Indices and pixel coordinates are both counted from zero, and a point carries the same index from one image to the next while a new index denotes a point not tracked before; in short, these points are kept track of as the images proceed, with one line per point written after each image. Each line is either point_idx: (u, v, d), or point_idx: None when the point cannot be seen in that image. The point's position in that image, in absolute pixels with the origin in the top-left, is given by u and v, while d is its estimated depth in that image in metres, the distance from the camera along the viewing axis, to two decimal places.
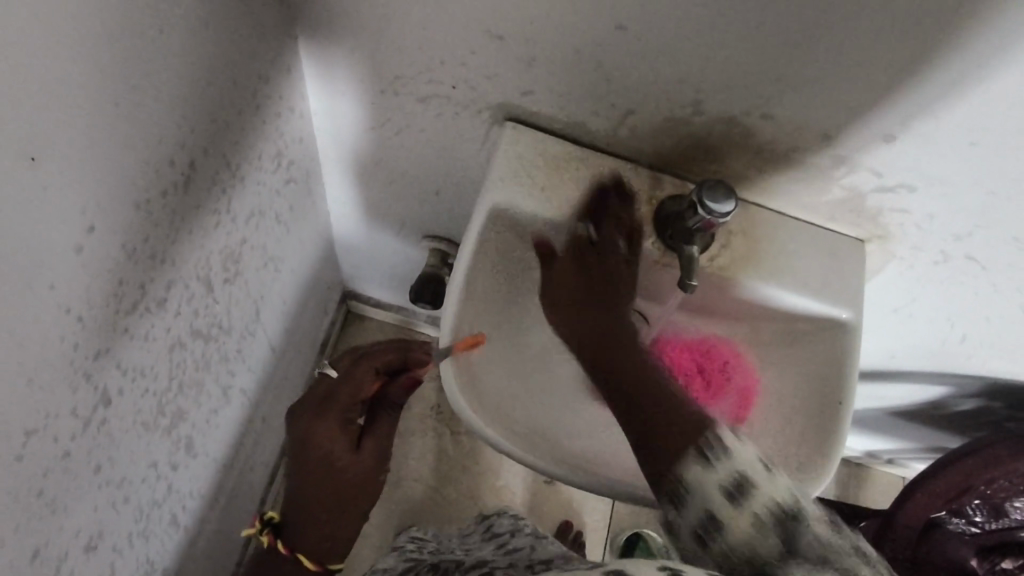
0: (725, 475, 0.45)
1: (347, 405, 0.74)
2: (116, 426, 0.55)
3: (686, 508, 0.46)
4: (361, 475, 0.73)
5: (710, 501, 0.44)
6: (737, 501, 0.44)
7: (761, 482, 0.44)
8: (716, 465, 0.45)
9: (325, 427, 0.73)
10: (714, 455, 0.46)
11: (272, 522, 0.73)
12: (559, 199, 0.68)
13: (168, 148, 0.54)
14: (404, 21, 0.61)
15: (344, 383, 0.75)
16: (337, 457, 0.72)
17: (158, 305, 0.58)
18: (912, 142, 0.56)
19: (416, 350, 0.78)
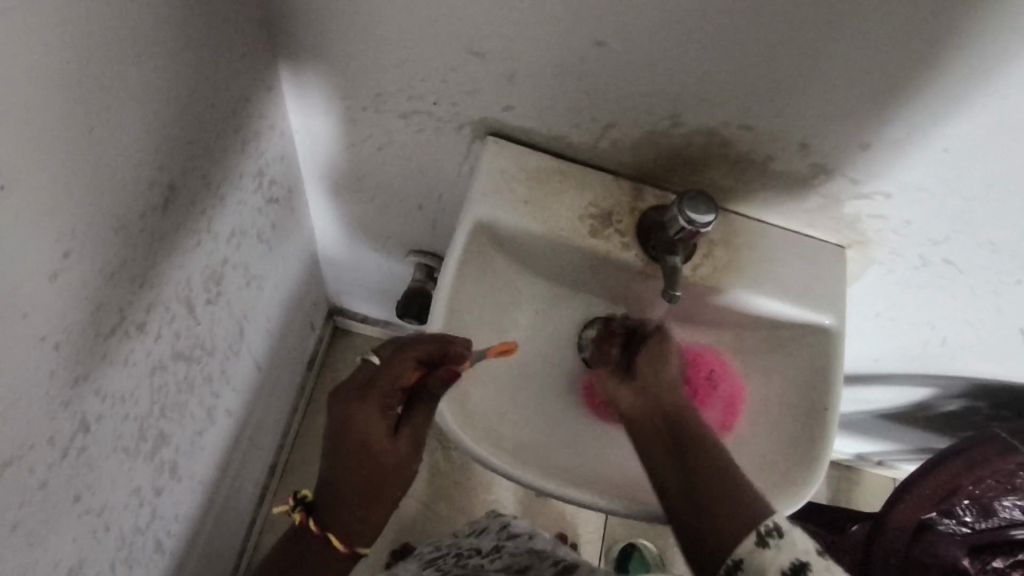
0: (784, 561, 0.46)
1: (387, 392, 0.61)
2: (97, 453, 0.56)
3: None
4: (399, 461, 0.63)
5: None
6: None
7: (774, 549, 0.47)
8: (773, 547, 0.47)
9: (361, 412, 0.60)
10: (770, 536, 0.48)
11: (305, 500, 0.64)
12: (541, 213, 0.67)
13: (148, 170, 0.51)
14: (384, 40, 0.61)
15: (385, 367, 0.61)
16: (373, 442, 0.61)
17: (139, 327, 0.56)
18: (893, 151, 0.58)
19: (461, 342, 0.61)
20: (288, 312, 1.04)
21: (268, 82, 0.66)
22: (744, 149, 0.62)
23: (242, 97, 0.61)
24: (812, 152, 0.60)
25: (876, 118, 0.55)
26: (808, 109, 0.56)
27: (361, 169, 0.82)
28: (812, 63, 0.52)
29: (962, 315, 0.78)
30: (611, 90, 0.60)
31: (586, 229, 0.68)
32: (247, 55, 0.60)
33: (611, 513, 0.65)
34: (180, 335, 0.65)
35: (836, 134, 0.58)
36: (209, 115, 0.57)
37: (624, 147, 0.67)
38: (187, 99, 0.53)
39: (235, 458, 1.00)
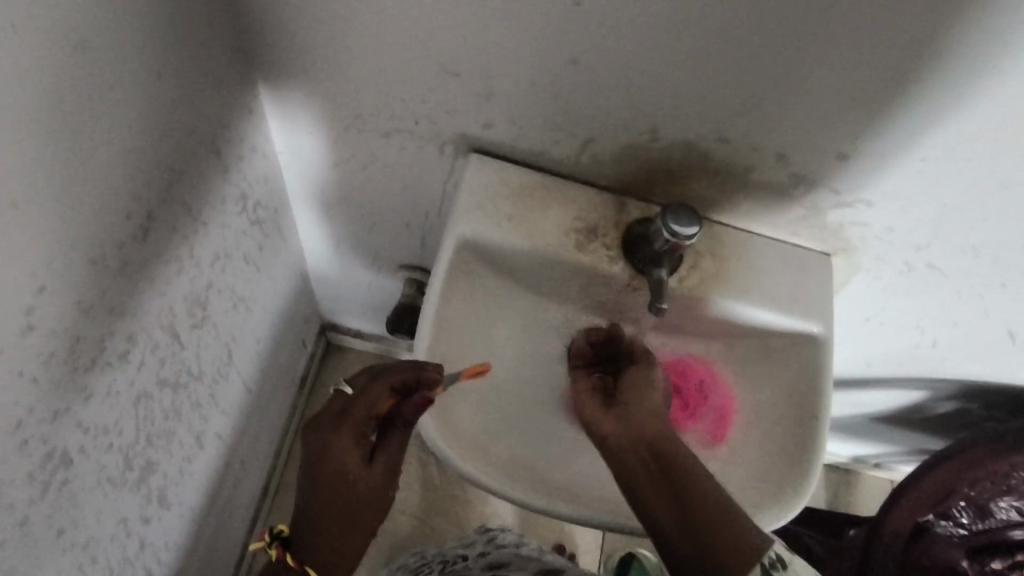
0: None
1: (363, 420, 0.61)
2: (78, 487, 0.55)
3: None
4: (375, 491, 0.62)
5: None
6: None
7: None
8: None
9: (338, 442, 0.60)
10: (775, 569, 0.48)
11: (282, 534, 0.63)
12: (525, 228, 0.67)
13: (124, 201, 0.50)
14: (361, 61, 0.61)
15: (359, 395, 0.61)
16: (349, 472, 0.60)
17: (120, 357, 0.56)
18: (869, 159, 0.58)
19: (434, 368, 0.61)
20: (278, 332, 1.04)
21: (247, 105, 0.66)
22: (724, 161, 0.62)
23: (221, 121, 0.61)
24: (791, 162, 0.61)
25: (852, 128, 0.56)
26: (785, 121, 0.57)
27: (346, 187, 0.82)
28: (785, 74, 0.52)
29: (950, 318, 0.78)
30: (589, 106, 0.60)
31: (571, 244, 0.68)
32: (223, 80, 0.60)
33: (606, 529, 0.65)
34: (165, 363, 0.65)
35: (814, 144, 0.58)
36: (186, 140, 0.57)
37: (605, 161, 0.67)
38: (161, 125, 0.53)
39: (227, 482, 0.99)
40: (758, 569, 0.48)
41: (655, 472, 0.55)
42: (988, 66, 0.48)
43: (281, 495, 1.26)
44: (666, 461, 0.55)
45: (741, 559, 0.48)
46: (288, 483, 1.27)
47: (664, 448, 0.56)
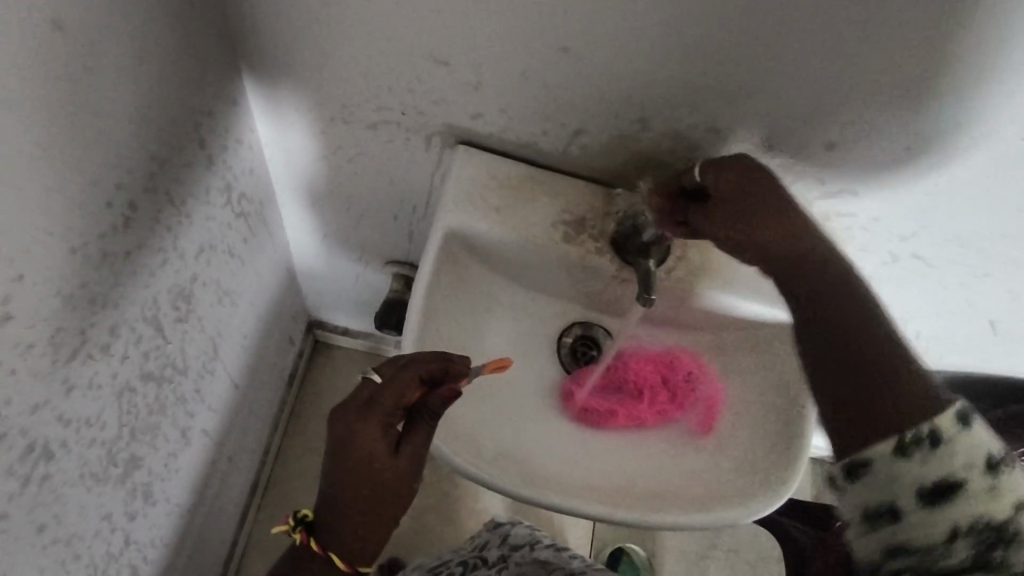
0: (934, 476, 0.45)
1: (391, 409, 0.58)
2: (60, 481, 0.54)
3: (867, 486, 0.48)
4: (399, 483, 0.59)
5: (899, 493, 0.46)
6: (937, 505, 0.45)
7: (954, 475, 0.44)
8: (918, 461, 0.45)
9: (365, 431, 0.57)
10: (919, 449, 0.45)
11: (306, 519, 0.62)
12: (513, 219, 0.67)
13: (105, 190, 0.49)
14: (347, 52, 0.60)
15: (388, 385, 0.58)
16: (376, 461, 0.58)
17: (102, 349, 0.55)
18: (854, 148, 0.58)
19: (462, 360, 0.61)
20: (265, 327, 1.03)
21: (232, 94, 0.65)
22: (712, 152, 0.63)
23: (205, 110, 0.61)
24: (778, 153, 0.61)
25: (839, 118, 0.56)
26: (774, 111, 0.57)
27: (333, 181, 0.81)
28: (772, 63, 0.53)
29: (933, 309, 0.79)
30: (577, 96, 0.60)
31: (560, 235, 0.67)
32: (208, 69, 0.59)
33: (599, 520, 0.64)
34: (149, 356, 0.64)
35: (801, 135, 0.58)
36: (168, 129, 0.56)
37: (593, 152, 0.67)
38: (144, 114, 0.52)
39: (215, 477, 0.98)
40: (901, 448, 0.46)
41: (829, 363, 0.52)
42: (973, 56, 0.48)
43: (271, 493, 1.25)
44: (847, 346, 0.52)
45: (880, 433, 0.47)
46: (278, 480, 1.26)
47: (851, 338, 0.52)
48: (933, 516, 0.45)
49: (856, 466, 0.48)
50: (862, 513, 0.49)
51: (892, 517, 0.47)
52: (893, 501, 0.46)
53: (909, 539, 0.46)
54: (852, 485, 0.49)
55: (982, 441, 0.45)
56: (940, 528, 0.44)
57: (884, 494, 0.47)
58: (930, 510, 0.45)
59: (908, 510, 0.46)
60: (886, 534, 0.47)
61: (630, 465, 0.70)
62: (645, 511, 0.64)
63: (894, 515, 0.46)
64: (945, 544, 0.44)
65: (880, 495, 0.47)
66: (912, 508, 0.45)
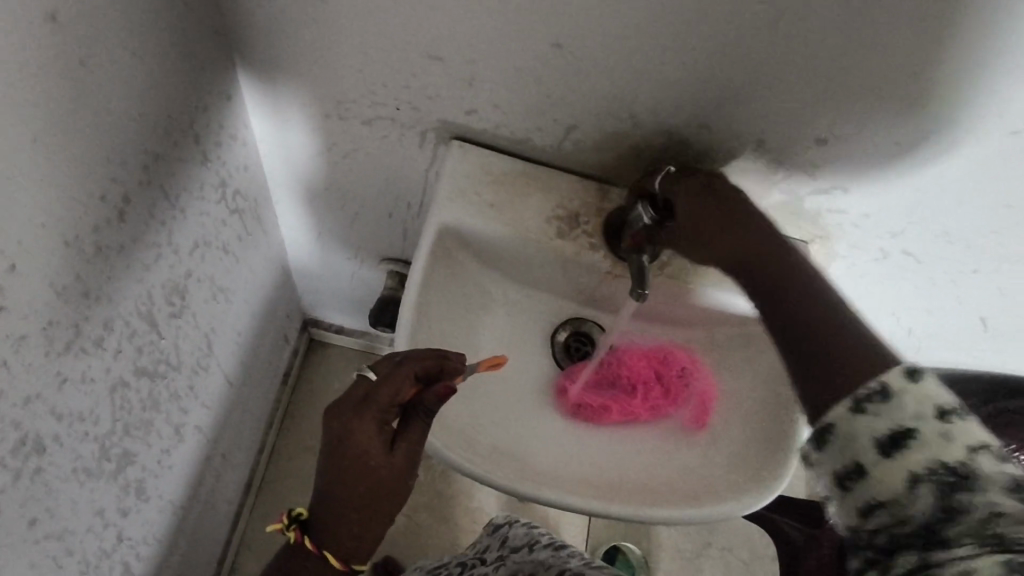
0: (887, 427, 0.41)
1: (386, 407, 0.58)
2: (53, 476, 0.54)
3: (832, 450, 0.44)
4: (396, 480, 0.59)
5: (858, 450, 0.42)
6: (894, 454, 0.41)
7: (908, 424, 0.41)
8: (871, 414, 0.42)
9: (360, 428, 0.57)
10: (871, 404, 0.43)
11: (301, 517, 0.61)
12: (507, 215, 0.67)
13: (99, 183, 0.49)
14: (341, 48, 0.61)
15: (382, 383, 0.58)
16: (371, 458, 0.57)
17: (95, 344, 0.55)
18: (845, 144, 0.59)
19: (457, 358, 0.61)
20: (259, 324, 1.03)
21: (226, 89, 0.65)
22: (704, 148, 0.63)
23: (199, 105, 0.61)
24: (769, 150, 0.61)
25: (829, 114, 0.57)
26: (766, 107, 0.57)
27: (328, 177, 0.81)
28: (763, 59, 0.53)
29: (924, 305, 0.80)
30: (571, 92, 0.60)
31: (554, 230, 0.68)
32: (202, 63, 0.59)
33: (593, 515, 0.64)
34: (142, 351, 0.64)
35: (792, 131, 0.59)
36: (162, 124, 0.56)
37: (587, 148, 0.67)
38: (138, 107, 0.52)
39: (209, 475, 0.98)
40: (852, 407, 0.43)
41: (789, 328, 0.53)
42: (960, 53, 0.49)
43: (265, 492, 1.25)
44: (808, 309, 0.52)
45: (836, 396, 0.45)
46: (272, 479, 1.26)
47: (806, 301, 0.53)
48: (892, 466, 0.40)
49: (820, 433, 0.45)
50: (832, 482, 0.44)
51: (857, 477, 0.42)
52: (854, 462, 0.42)
53: (875, 497, 0.41)
54: (820, 455, 0.45)
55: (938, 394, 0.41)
56: (901, 479, 0.40)
57: (845, 453, 0.43)
58: (887, 461, 0.41)
59: (871, 470, 0.41)
60: (854, 500, 0.43)
61: (623, 461, 0.70)
62: (637, 505, 0.64)
63: (859, 476, 0.42)
64: (906, 492, 0.39)
65: (840, 460, 0.43)
66: (873, 467, 0.41)
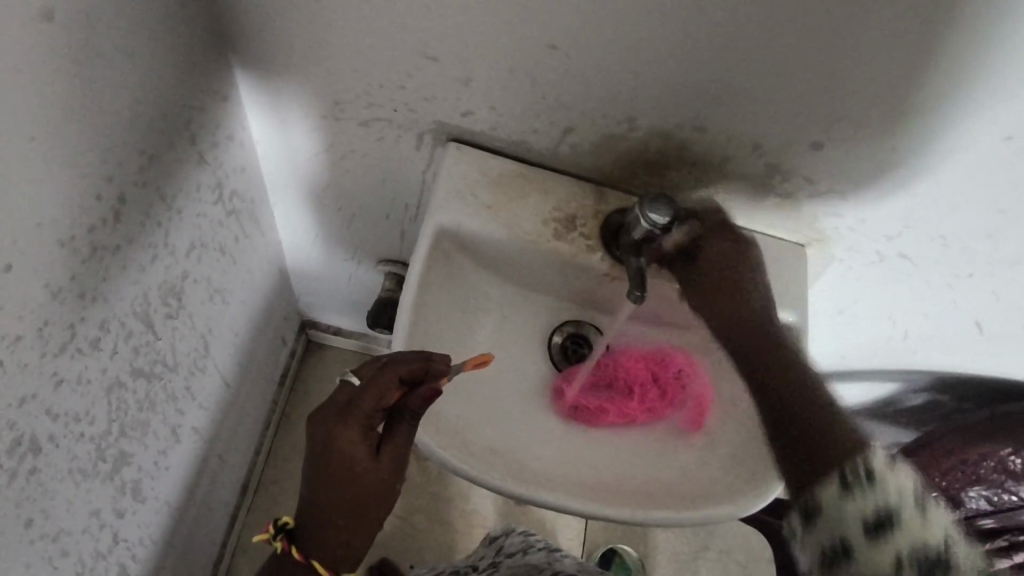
0: (870, 508, 0.46)
1: (370, 412, 0.58)
2: (48, 476, 0.54)
3: (820, 526, 0.49)
4: (381, 485, 0.59)
5: (846, 527, 0.47)
6: (879, 540, 0.46)
7: (901, 510, 0.46)
8: (859, 495, 0.47)
9: (344, 434, 0.58)
10: (858, 487, 0.48)
11: (286, 527, 0.61)
12: (504, 217, 0.67)
13: (95, 182, 0.49)
14: (338, 48, 0.61)
15: (365, 388, 0.58)
16: (356, 463, 0.58)
17: (92, 344, 0.55)
18: (840, 148, 0.59)
19: (442, 359, 0.60)
20: (257, 325, 1.02)
21: (223, 90, 0.65)
22: (700, 151, 0.63)
23: (196, 106, 0.61)
24: (765, 152, 0.62)
25: (824, 118, 0.57)
26: (761, 111, 0.57)
27: (326, 179, 0.81)
28: (758, 62, 0.53)
29: (920, 309, 0.80)
30: (567, 94, 0.60)
31: (551, 232, 0.68)
32: (198, 64, 0.59)
33: (588, 517, 0.64)
34: (138, 352, 0.64)
35: (788, 135, 0.59)
36: (159, 124, 0.56)
37: (583, 151, 0.67)
38: (134, 107, 0.52)
39: (205, 477, 0.97)
40: (839, 484, 0.49)
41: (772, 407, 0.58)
42: (953, 58, 0.49)
43: (262, 494, 1.25)
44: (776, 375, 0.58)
45: (826, 474, 0.50)
46: (269, 481, 1.26)
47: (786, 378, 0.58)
48: (876, 546, 0.46)
49: (811, 509, 0.50)
50: (819, 559, 0.49)
51: (845, 556, 0.47)
52: (842, 539, 0.48)
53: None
54: (809, 528, 0.50)
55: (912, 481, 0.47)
56: (884, 556, 0.46)
57: (833, 530, 0.48)
58: (870, 542, 0.46)
59: (862, 551, 0.47)
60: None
61: (618, 463, 0.70)
62: (631, 508, 0.64)
63: (846, 551, 0.47)
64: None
65: (823, 534, 0.49)
66: (864, 549, 0.46)
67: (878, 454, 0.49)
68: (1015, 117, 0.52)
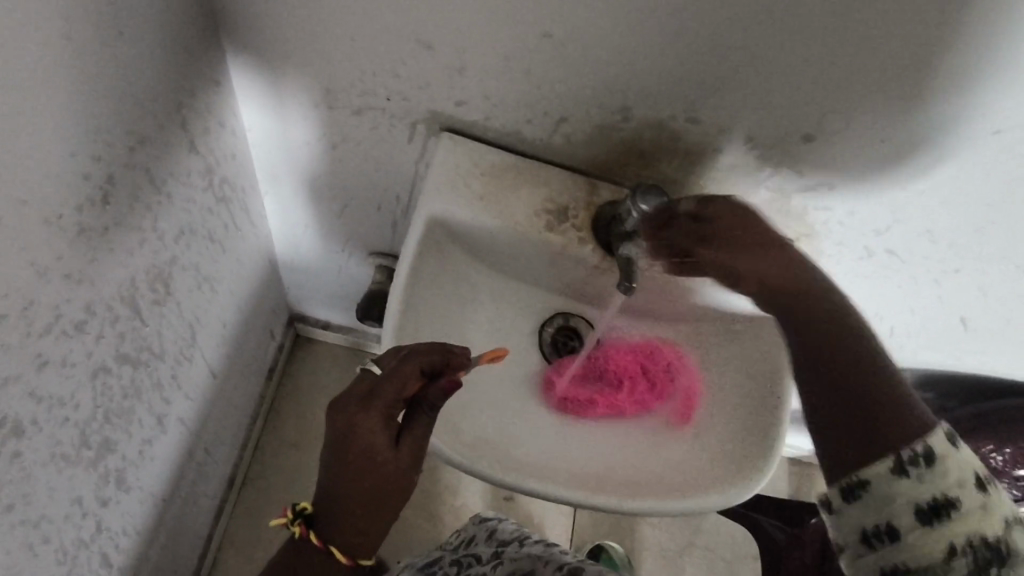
0: (930, 492, 0.46)
1: (391, 402, 0.58)
2: (32, 461, 0.53)
3: (865, 506, 0.49)
4: (401, 475, 0.58)
5: (896, 510, 0.47)
6: (935, 522, 0.45)
7: (955, 492, 0.46)
8: (913, 478, 0.47)
9: (365, 422, 0.57)
10: (914, 466, 0.47)
11: (305, 512, 0.61)
12: (496, 206, 0.67)
13: (84, 161, 0.49)
14: (332, 33, 0.60)
15: (387, 378, 0.58)
16: (377, 453, 0.57)
17: (77, 327, 0.54)
18: (831, 142, 0.60)
19: (462, 352, 0.61)
20: (245, 316, 1.02)
21: (215, 75, 0.65)
22: (694, 142, 0.63)
23: (187, 91, 0.60)
24: (757, 145, 0.62)
25: (817, 111, 0.57)
26: (754, 103, 0.58)
27: (317, 168, 0.81)
28: (752, 54, 0.53)
29: (908, 305, 0.81)
30: (562, 83, 0.60)
31: (542, 223, 0.68)
32: (190, 45, 0.58)
33: (578, 506, 0.65)
34: (125, 337, 0.63)
35: (780, 128, 0.60)
36: (151, 107, 0.56)
37: (577, 142, 0.67)
38: (124, 86, 0.51)
39: (191, 469, 0.97)
40: (893, 460, 0.48)
41: (835, 397, 0.54)
42: (942, 52, 0.50)
43: (248, 487, 1.24)
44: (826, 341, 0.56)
45: (877, 451, 0.49)
46: (255, 475, 1.25)
47: (843, 361, 0.54)
48: (929, 534, 0.45)
49: (854, 488, 0.49)
50: (862, 534, 0.49)
51: (890, 537, 0.47)
52: (891, 518, 0.47)
53: (905, 554, 0.46)
54: (848, 504, 0.50)
55: (970, 467, 0.47)
56: (938, 542, 0.45)
57: (873, 510, 0.48)
58: (921, 529, 0.46)
59: (922, 536, 0.46)
60: (869, 529, 0.48)
61: (606, 454, 0.71)
62: (619, 496, 0.65)
63: (891, 531, 0.47)
64: (942, 559, 0.45)
65: (873, 514, 0.48)
66: (925, 530, 0.46)
67: (949, 437, 0.48)
68: (1004, 111, 0.53)
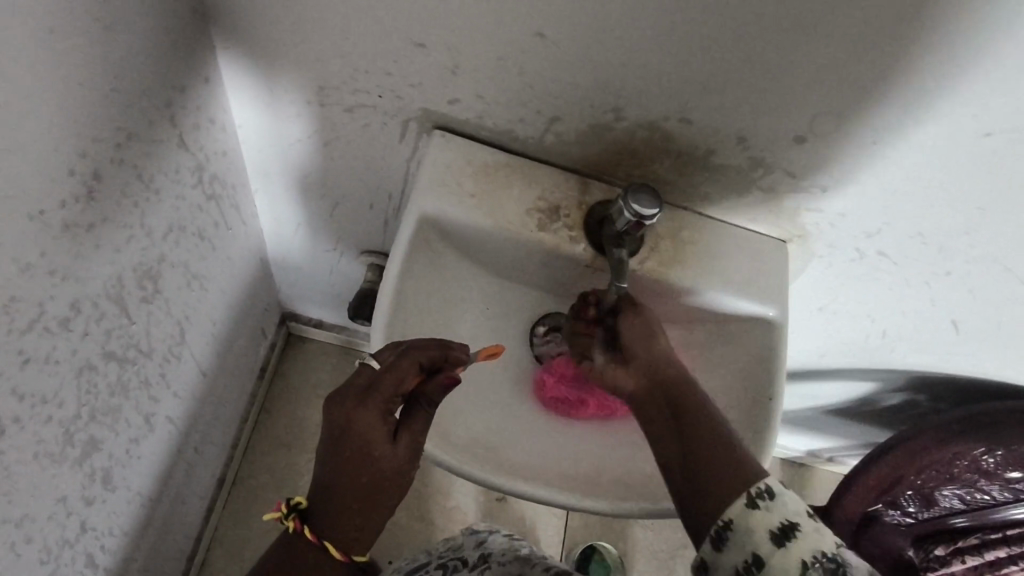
0: (776, 521, 0.47)
1: (390, 397, 0.58)
2: (14, 459, 0.52)
3: (730, 546, 0.48)
4: (399, 472, 0.58)
5: (756, 542, 0.47)
6: (786, 546, 0.46)
7: (801, 521, 0.47)
8: (763, 509, 0.48)
9: (364, 418, 0.56)
10: (762, 500, 0.48)
11: (299, 506, 0.58)
12: (488, 205, 0.67)
13: (69, 155, 0.48)
14: (323, 29, 0.60)
15: (387, 373, 0.58)
16: (374, 449, 0.57)
17: (62, 324, 0.54)
18: (822, 143, 0.60)
19: (461, 348, 0.61)
20: (236, 315, 1.01)
21: (204, 71, 0.64)
22: (685, 143, 0.63)
23: (176, 86, 0.60)
24: (749, 146, 0.62)
25: (808, 112, 0.57)
26: (746, 104, 0.58)
27: (307, 166, 0.80)
28: (745, 55, 0.53)
29: (899, 307, 0.81)
30: (554, 82, 0.60)
31: (534, 222, 0.67)
32: (178, 40, 0.58)
33: (573, 510, 0.65)
34: (112, 335, 0.62)
35: (772, 129, 0.60)
36: (138, 102, 0.55)
37: (570, 141, 0.67)
38: (110, 81, 0.50)
39: (179, 468, 0.96)
40: (746, 499, 0.49)
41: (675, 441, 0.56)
42: (934, 55, 0.50)
43: (238, 487, 1.23)
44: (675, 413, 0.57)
45: (732, 492, 0.50)
46: (245, 474, 1.24)
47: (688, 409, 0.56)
48: (783, 559, 0.46)
49: (720, 531, 0.49)
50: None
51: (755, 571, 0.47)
52: (754, 553, 0.47)
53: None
54: (720, 552, 0.49)
55: (799, 500, 0.49)
56: (793, 566, 0.46)
57: (740, 549, 0.48)
58: (778, 554, 0.46)
59: (777, 563, 0.46)
60: (732, 566, 0.48)
61: (598, 456, 0.70)
62: (610, 500, 0.65)
63: (757, 568, 0.47)
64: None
65: (737, 551, 0.48)
66: (776, 558, 0.46)
67: (773, 479, 0.50)
68: (998, 114, 0.53)
